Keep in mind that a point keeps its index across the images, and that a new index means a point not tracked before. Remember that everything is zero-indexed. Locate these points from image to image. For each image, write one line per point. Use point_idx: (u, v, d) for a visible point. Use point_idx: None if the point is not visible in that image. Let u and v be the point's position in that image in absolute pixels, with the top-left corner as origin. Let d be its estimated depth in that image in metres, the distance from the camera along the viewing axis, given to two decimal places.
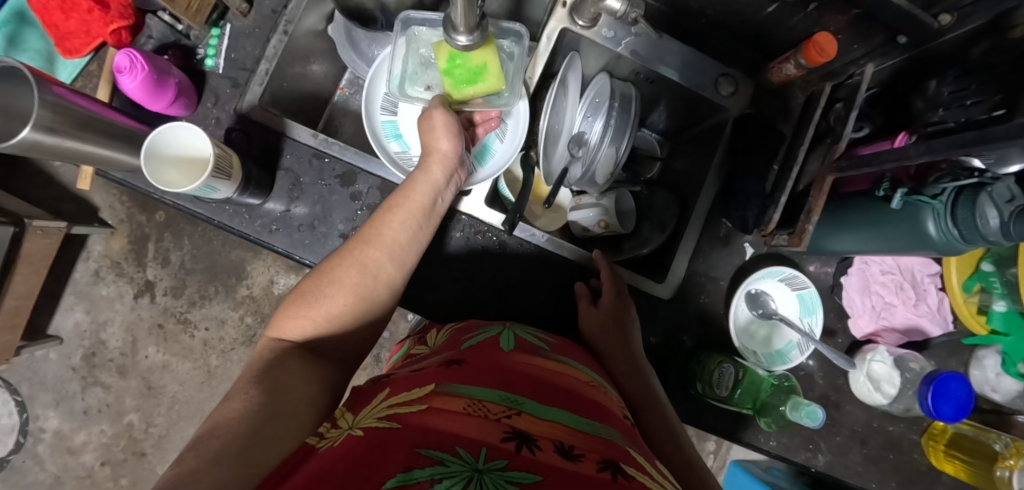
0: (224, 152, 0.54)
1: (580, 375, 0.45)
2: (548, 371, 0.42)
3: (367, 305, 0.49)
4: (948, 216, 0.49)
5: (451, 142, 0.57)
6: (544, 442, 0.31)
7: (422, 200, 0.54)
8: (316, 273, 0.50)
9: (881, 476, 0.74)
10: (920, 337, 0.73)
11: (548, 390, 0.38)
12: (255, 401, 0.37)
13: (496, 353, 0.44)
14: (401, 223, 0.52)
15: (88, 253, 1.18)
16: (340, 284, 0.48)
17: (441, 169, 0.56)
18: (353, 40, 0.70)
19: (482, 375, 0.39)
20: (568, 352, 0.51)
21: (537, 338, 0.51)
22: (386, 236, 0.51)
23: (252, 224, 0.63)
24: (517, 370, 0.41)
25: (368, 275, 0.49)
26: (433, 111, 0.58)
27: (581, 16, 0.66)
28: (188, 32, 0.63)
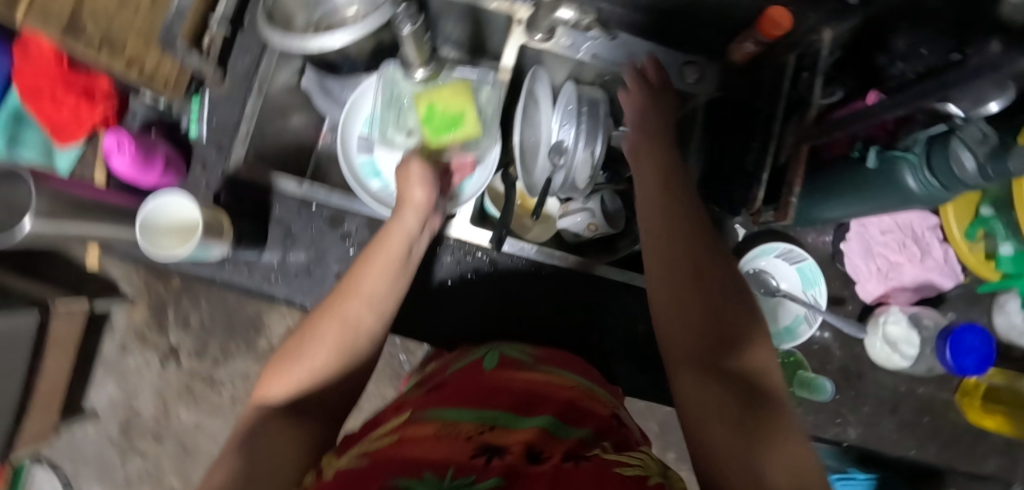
0: (212, 215, 0.56)
1: (562, 381, 0.45)
2: (530, 382, 0.43)
3: (351, 358, 0.50)
4: (926, 171, 0.49)
5: (424, 192, 0.57)
6: (515, 449, 0.32)
7: (399, 251, 0.53)
8: (301, 332, 0.51)
9: (918, 440, 0.72)
10: (933, 292, 0.71)
11: (527, 401, 0.40)
12: (232, 474, 0.40)
13: (477, 373, 0.45)
14: (378, 274, 0.52)
15: (112, 327, 1.22)
16: (322, 342, 0.49)
17: (414, 218, 0.56)
18: (325, 89, 0.73)
19: (458, 396, 0.40)
20: (556, 361, 0.51)
21: (524, 353, 0.51)
22: (364, 289, 0.51)
23: (251, 277, 0.65)
24: (499, 385, 0.42)
25: (349, 330, 0.49)
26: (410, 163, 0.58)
27: (536, 31, 0.67)
28: (170, 110, 0.67)
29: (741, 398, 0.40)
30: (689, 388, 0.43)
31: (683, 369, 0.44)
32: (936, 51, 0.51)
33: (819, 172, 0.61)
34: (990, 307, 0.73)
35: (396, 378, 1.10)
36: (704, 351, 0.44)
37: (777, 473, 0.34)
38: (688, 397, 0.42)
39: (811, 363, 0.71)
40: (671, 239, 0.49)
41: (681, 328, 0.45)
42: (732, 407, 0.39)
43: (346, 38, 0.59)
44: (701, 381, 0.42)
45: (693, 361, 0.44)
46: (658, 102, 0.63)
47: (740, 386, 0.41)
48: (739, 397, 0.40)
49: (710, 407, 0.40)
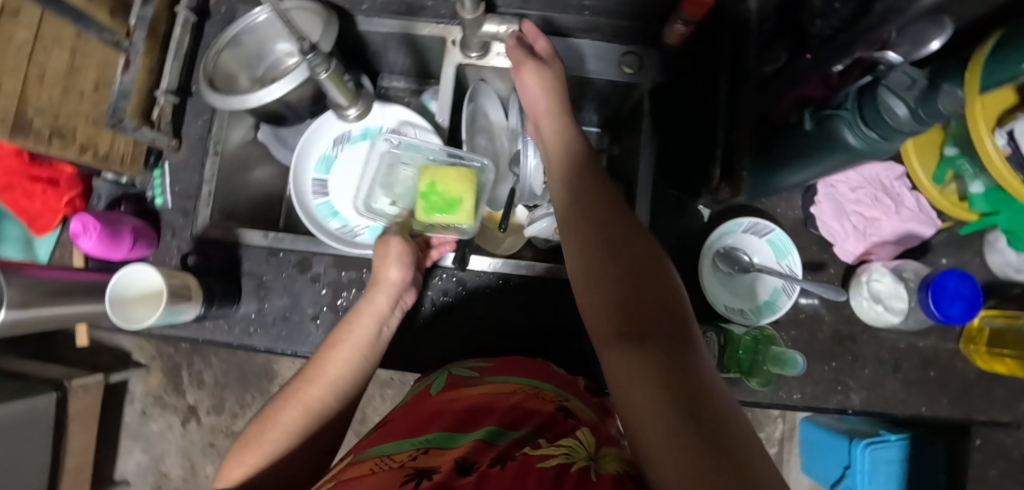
0: (179, 280, 0.58)
1: (508, 387, 0.46)
2: (470, 397, 0.45)
3: (314, 442, 0.49)
4: (860, 125, 0.47)
5: (400, 273, 0.56)
6: (442, 470, 0.33)
7: (367, 333, 0.53)
8: (261, 419, 0.49)
9: (929, 396, 0.69)
10: (915, 242, 0.68)
11: (465, 417, 0.42)
12: None
13: (422, 402, 0.47)
14: (345, 358, 0.52)
15: (131, 396, 1.26)
16: (285, 428, 0.47)
17: (386, 298, 0.55)
18: (281, 138, 0.76)
19: (401, 428, 0.42)
20: (507, 364, 0.51)
21: (472, 367, 0.52)
22: (328, 374, 0.50)
23: (231, 331, 0.67)
24: (439, 409, 0.44)
25: (314, 416, 0.48)
26: (388, 243, 0.57)
27: (471, 49, 0.68)
28: (132, 181, 0.70)
29: (669, 371, 0.30)
30: (613, 369, 0.33)
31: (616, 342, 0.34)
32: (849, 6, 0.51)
33: (766, 142, 0.60)
34: (980, 248, 0.71)
35: None
36: (627, 320, 0.35)
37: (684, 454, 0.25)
38: (617, 372, 0.33)
39: (801, 333, 0.69)
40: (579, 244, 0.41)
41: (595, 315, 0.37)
42: (651, 379, 0.30)
43: (283, 90, 0.61)
44: (623, 366, 0.32)
45: (617, 333, 0.34)
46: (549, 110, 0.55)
47: (664, 347, 0.31)
48: (664, 368, 0.30)
49: (628, 384, 0.31)
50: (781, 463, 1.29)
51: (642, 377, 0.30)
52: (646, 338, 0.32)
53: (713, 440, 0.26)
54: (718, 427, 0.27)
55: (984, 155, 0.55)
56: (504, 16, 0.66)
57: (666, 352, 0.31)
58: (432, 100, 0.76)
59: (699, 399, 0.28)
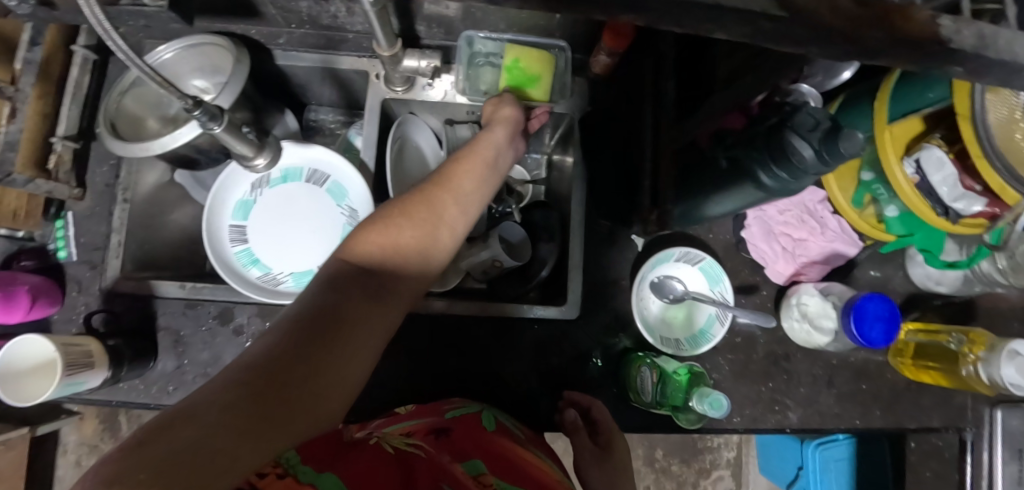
0: (77, 346, 0.54)
1: (551, 470, 0.49)
2: (526, 461, 0.47)
3: (429, 248, 0.48)
4: (772, 168, 0.47)
5: (514, 110, 0.60)
6: None
7: (487, 155, 0.55)
8: (389, 206, 0.49)
9: (860, 408, 0.71)
10: (841, 260, 0.70)
11: (521, 477, 0.44)
12: (278, 346, 0.38)
13: (478, 431, 0.50)
14: (469, 171, 0.52)
15: (64, 447, 1.17)
16: (411, 217, 0.47)
17: (503, 131, 0.58)
18: (200, 180, 0.73)
19: (463, 449, 0.46)
20: (539, 444, 0.55)
21: (516, 424, 0.56)
22: (456, 184, 0.51)
23: (149, 391, 0.63)
24: (500, 451, 0.47)
25: (437, 217, 0.48)
26: (505, 104, 0.61)
27: (394, 83, 0.66)
28: (30, 235, 0.64)
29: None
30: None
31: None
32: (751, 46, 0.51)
33: (684, 175, 0.60)
34: (902, 262, 0.73)
35: None
36: None
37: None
38: None
39: (737, 356, 0.70)
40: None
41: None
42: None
43: (187, 137, 0.57)
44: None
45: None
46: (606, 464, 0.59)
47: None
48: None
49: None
50: (740, 466, 1.31)
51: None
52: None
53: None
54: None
55: (894, 184, 0.55)
56: (423, 51, 0.63)
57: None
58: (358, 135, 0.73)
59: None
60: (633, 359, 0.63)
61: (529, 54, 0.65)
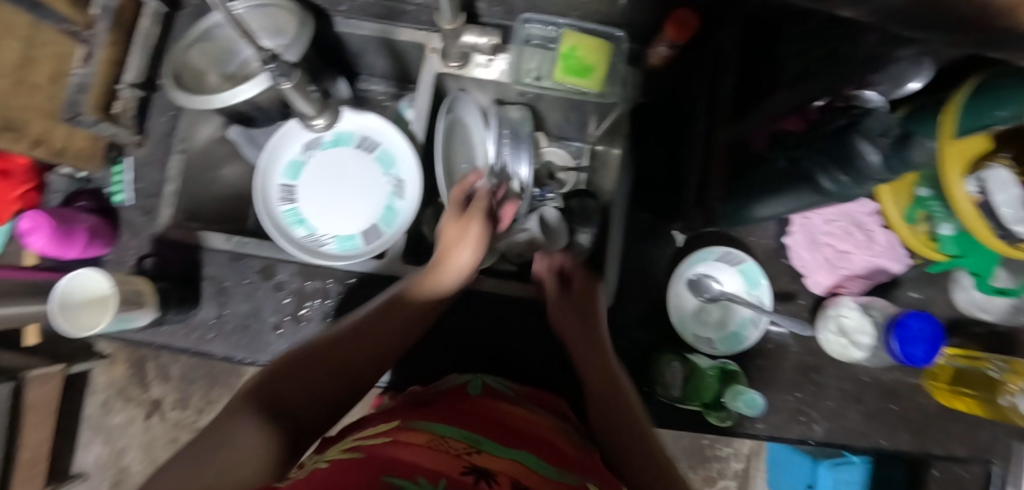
0: (130, 284, 0.56)
1: (544, 420, 0.51)
2: (518, 418, 0.48)
3: (343, 388, 0.49)
4: (835, 171, 0.46)
5: (473, 253, 0.57)
6: (501, 477, 0.36)
7: (401, 329, 0.54)
8: (319, 348, 0.50)
9: (888, 429, 0.70)
10: (884, 277, 0.69)
11: (507, 434, 0.44)
12: (180, 463, 0.37)
13: (463, 399, 0.50)
14: (383, 330, 0.53)
15: (94, 386, 1.21)
16: (337, 377, 0.49)
17: (454, 281, 0.57)
18: (252, 138, 0.73)
19: (442, 416, 0.45)
20: (535, 399, 0.56)
21: (507, 386, 0.56)
22: (363, 347, 0.52)
23: (189, 337, 0.65)
24: (480, 414, 0.46)
25: (346, 374, 0.50)
26: (471, 223, 0.57)
27: (450, 59, 0.66)
28: (89, 178, 0.68)
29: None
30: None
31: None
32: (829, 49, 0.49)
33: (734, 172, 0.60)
34: (947, 286, 0.71)
35: None
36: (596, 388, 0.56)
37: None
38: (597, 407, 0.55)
39: (767, 363, 0.69)
40: (613, 453, 0.50)
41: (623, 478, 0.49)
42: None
43: (251, 92, 0.59)
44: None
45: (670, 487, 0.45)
46: (583, 323, 0.60)
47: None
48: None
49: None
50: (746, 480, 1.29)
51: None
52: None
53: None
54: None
55: (956, 201, 0.54)
56: (484, 28, 0.65)
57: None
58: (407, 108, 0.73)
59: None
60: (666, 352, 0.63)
61: (587, 43, 0.64)
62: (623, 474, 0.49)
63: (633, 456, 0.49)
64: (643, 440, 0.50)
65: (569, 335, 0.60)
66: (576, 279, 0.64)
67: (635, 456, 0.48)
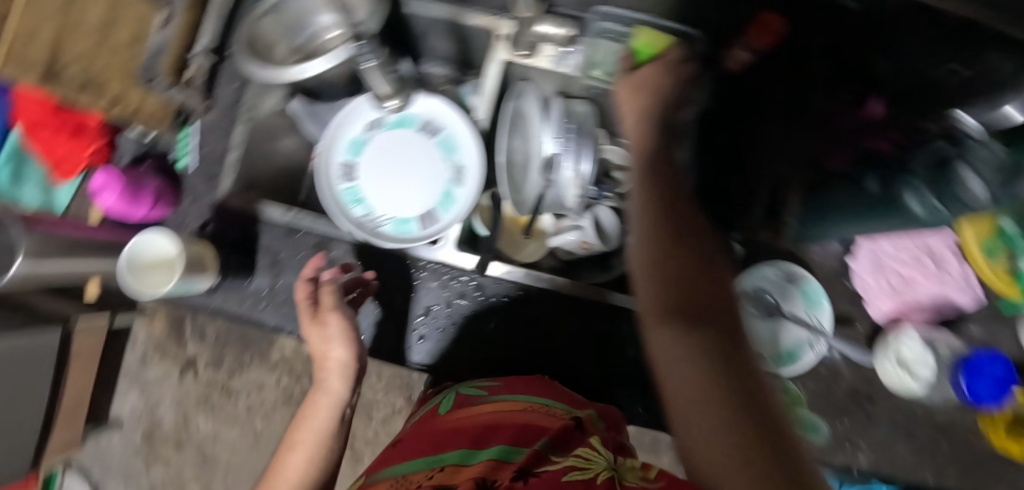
0: (194, 252, 0.58)
1: (514, 405, 0.53)
2: (478, 416, 0.52)
3: None
4: (930, 196, 0.45)
5: (347, 350, 0.56)
6: (463, 484, 0.38)
7: (327, 417, 0.55)
8: None
9: (939, 467, 0.67)
10: (952, 310, 0.66)
11: (479, 436, 0.48)
12: None
13: (434, 421, 0.54)
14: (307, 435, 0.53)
15: (134, 340, 1.24)
16: None
17: (340, 381, 0.56)
18: (313, 112, 0.71)
19: (414, 449, 0.49)
20: (514, 388, 0.59)
21: (479, 386, 0.60)
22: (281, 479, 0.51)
23: (242, 305, 0.66)
24: (446, 432, 0.50)
25: None
26: (332, 343, 0.56)
27: (520, 47, 0.66)
28: (155, 140, 0.71)
29: (753, 405, 0.27)
30: (665, 345, 0.33)
31: (661, 324, 0.34)
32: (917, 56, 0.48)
33: (813, 188, 0.59)
34: None
35: (404, 386, 1.13)
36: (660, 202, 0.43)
37: (739, 447, 0.25)
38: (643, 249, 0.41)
39: (816, 386, 0.67)
40: (652, 229, 0.41)
41: (639, 281, 0.39)
42: (712, 357, 0.30)
43: (323, 66, 0.58)
44: (682, 344, 0.32)
45: (674, 308, 0.34)
46: (652, 117, 0.52)
47: (762, 402, 0.28)
48: (748, 406, 0.27)
49: (702, 411, 0.28)
50: None
51: (697, 360, 0.30)
52: (729, 365, 0.30)
53: (780, 451, 0.25)
54: (798, 465, 0.25)
55: None
56: (563, 19, 0.63)
57: (746, 384, 0.29)
58: (470, 93, 0.76)
59: (777, 415, 0.28)
60: None
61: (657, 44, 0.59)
62: (641, 281, 0.39)
63: (665, 279, 0.37)
64: (693, 268, 0.37)
65: (644, 146, 0.51)
66: (665, 97, 0.54)
67: (668, 275, 0.37)
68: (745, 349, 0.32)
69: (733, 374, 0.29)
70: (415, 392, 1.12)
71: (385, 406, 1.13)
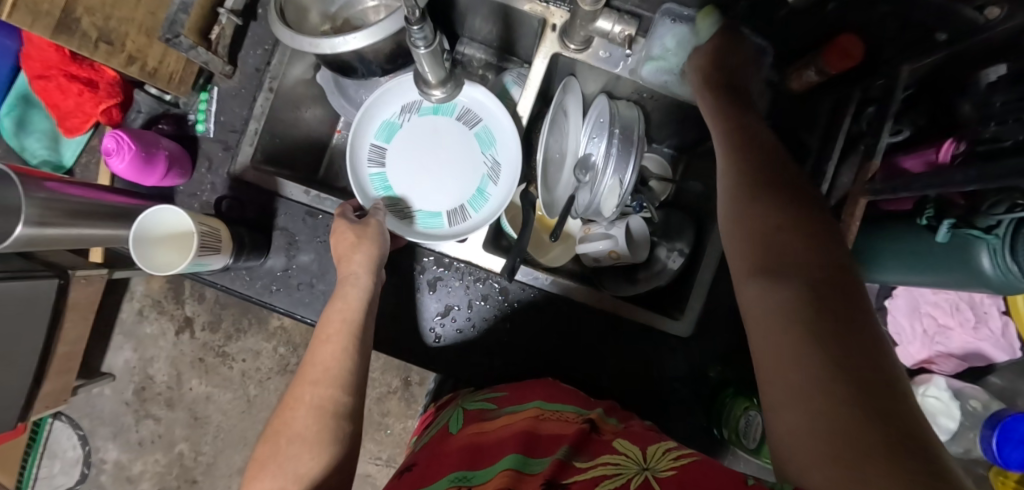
0: (209, 227, 0.54)
1: (529, 410, 0.48)
2: (498, 430, 0.46)
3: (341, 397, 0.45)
4: (1007, 255, 0.42)
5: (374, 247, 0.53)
6: None
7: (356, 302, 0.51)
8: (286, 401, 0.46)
9: None
10: (982, 362, 0.65)
11: (492, 448, 0.43)
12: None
13: (442, 443, 0.49)
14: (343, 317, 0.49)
15: (131, 294, 1.19)
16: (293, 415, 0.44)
17: (364, 271, 0.52)
18: (341, 87, 0.68)
19: (430, 470, 0.44)
20: (521, 392, 0.54)
21: (487, 398, 0.55)
22: (315, 366, 0.47)
23: (252, 285, 0.63)
24: (460, 448, 0.46)
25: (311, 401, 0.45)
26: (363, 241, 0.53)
27: (571, 40, 0.61)
28: (176, 101, 0.66)
29: (853, 362, 0.27)
30: (755, 304, 0.33)
31: (751, 281, 0.34)
32: (1010, 105, 0.44)
33: (877, 228, 0.55)
34: None
35: (405, 368, 1.11)
36: (755, 183, 0.38)
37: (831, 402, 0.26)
38: (746, 229, 0.36)
39: None
40: (735, 180, 0.39)
41: (725, 233, 0.38)
42: (802, 312, 0.30)
43: (360, 42, 0.54)
44: (771, 302, 0.32)
45: (760, 267, 0.34)
46: (711, 89, 0.51)
47: (866, 349, 0.28)
48: (843, 361, 0.27)
49: (793, 370, 0.29)
50: None
51: (785, 315, 0.30)
52: (826, 317, 0.29)
53: (877, 401, 0.26)
54: (893, 410, 0.25)
55: None
56: (622, 15, 0.59)
57: (845, 337, 0.28)
58: (513, 83, 0.71)
59: (888, 394, 0.26)
60: (735, 394, 0.60)
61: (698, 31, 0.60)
62: (727, 234, 0.38)
63: (750, 234, 0.36)
64: (787, 213, 0.35)
65: (716, 100, 0.50)
66: (723, 79, 0.52)
67: (754, 224, 0.36)
68: (846, 295, 0.30)
69: (826, 327, 0.29)
70: (413, 374, 1.11)
71: (381, 386, 1.11)
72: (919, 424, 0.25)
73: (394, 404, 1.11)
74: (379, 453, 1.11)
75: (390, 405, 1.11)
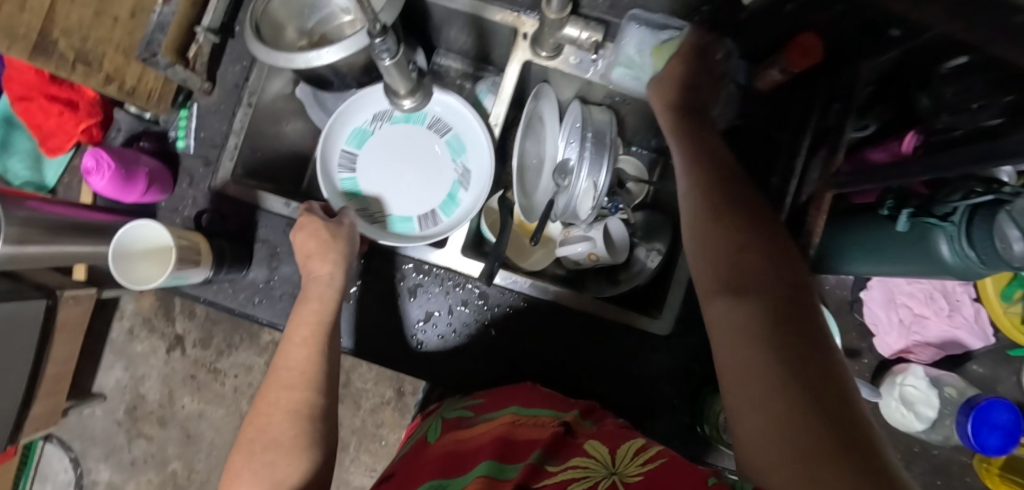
0: (188, 241, 0.55)
1: (506, 415, 0.49)
2: (475, 438, 0.47)
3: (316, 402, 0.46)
4: (964, 241, 0.43)
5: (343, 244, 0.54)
6: None
7: (328, 299, 0.52)
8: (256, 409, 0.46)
9: None
10: (959, 350, 0.66)
11: (469, 455, 0.44)
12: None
13: (422, 452, 0.49)
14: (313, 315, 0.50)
15: (121, 312, 1.19)
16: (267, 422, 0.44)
17: (332, 268, 0.53)
18: (319, 99, 0.69)
19: (408, 479, 0.45)
20: (500, 397, 0.54)
21: (467, 405, 0.55)
22: (287, 367, 0.47)
23: (236, 297, 0.63)
24: (438, 455, 0.46)
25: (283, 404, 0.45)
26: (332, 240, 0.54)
27: (542, 48, 0.62)
28: (156, 118, 0.69)
29: (810, 370, 0.29)
30: (719, 318, 0.34)
31: (714, 297, 0.35)
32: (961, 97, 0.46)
33: (844, 223, 0.56)
34: None
35: (397, 378, 1.11)
36: (718, 204, 0.40)
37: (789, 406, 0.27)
38: (709, 247, 0.38)
39: None
40: (699, 199, 0.41)
41: (689, 251, 0.40)
42: (763, 325, 0.31)
43: (331, 56, 0.55)
44: (734, 317, 0.33)
45: (723, 285, 0.35)
46: (676, 109, 0.53)
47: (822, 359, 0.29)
48: (799, 371, 0.29)
49: (755, 377, 0.30)
50: None
51: (746, 328, 0.32)
52: (784, 329, 0.31)
53: (831, 405, 0.27)
54: (845, 414, 0.27)
55: None
56: (588, 22, 0.60)
57: (802, 348, 0.30)
58: (487, 92, 0.72)
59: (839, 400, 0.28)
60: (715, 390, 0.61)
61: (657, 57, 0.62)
62: (691, 251, 0.39)
63: (714, 252, 0.37)
64: (750, 233, 0.37)
65: (677, 119, 0.52)
66: (689, 94, 0.55)
67: (719, 241, 0.37)
68: (801, 309, 0.32)
69: (784, 338, 0.30)
70: (406, 384, 1.11)
71: (374, 397, 1.11)
72: (867, 426, 0.27)
73: (388, 415, 1.11)
74: (373, 466, 1.10)
75: (384, 416, 1.11)
